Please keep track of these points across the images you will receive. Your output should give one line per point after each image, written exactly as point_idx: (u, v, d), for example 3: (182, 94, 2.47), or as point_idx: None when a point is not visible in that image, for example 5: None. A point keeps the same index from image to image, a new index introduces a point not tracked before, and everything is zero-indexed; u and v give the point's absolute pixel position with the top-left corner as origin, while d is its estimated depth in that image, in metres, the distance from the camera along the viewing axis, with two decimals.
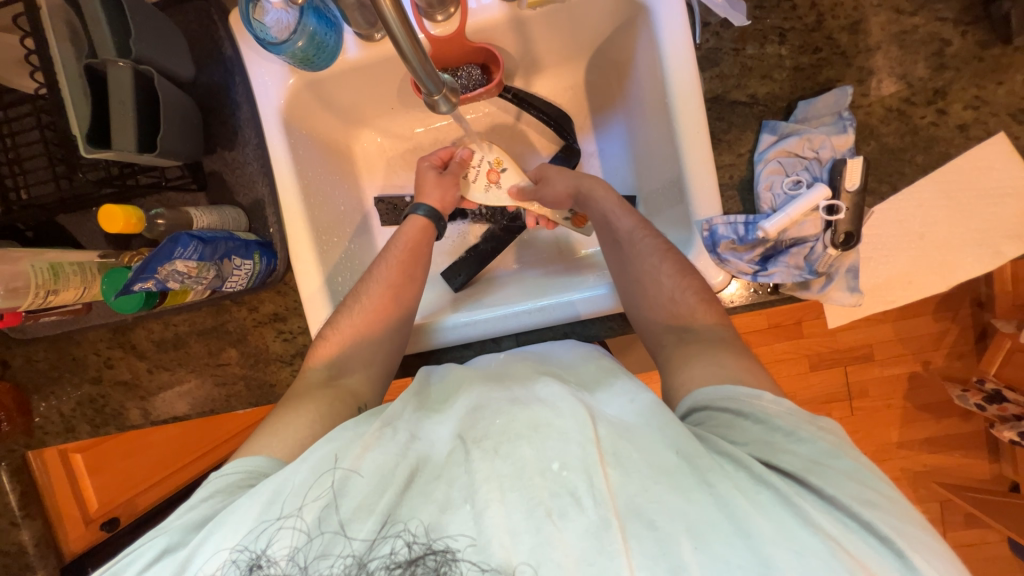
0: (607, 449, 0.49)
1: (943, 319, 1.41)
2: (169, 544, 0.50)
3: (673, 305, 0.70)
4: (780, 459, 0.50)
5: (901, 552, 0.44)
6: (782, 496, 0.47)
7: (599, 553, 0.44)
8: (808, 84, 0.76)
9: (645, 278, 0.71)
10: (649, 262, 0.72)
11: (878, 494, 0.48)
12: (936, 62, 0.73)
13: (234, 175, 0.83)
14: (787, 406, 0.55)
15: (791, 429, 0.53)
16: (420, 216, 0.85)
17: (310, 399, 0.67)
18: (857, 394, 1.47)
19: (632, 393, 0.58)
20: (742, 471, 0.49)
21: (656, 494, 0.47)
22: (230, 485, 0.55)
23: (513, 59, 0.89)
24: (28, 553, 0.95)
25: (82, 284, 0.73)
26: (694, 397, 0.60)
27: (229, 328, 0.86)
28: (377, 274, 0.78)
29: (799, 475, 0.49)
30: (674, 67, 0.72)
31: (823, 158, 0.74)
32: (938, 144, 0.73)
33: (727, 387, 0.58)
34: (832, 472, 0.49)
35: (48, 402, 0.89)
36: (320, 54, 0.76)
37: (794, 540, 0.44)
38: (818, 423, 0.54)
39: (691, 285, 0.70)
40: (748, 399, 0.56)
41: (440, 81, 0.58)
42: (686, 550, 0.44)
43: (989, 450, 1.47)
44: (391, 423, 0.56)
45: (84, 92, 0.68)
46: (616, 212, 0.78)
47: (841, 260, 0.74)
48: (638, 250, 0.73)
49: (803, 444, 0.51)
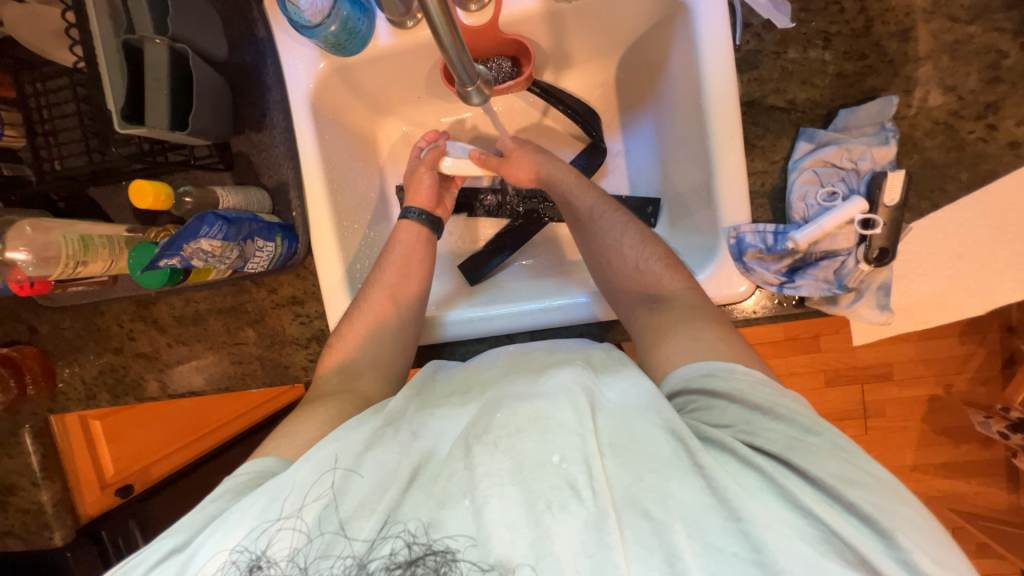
0: (604, 440, 0.49)
1: (970, 342, 1.36)
2: (176, 544, 0.51)
3: (639, 273, 0.71)
4: (763, 440, 0.49)
5: (885, 531, 0.43)
6: (768, 478, 0.46)
7: (597, 544, 0.44)
8: (851, 91, 0.73)
9: (608, 251, 0.74)
10: (610, 237, 0.74)
11: (863, 472, 0.47)
12: (990, 75, 0.69)
13: (261, 156, 0.83)
14: (760, 377, 0.55)
15: (768, 406, 0.52)
16: (411, 219, 0.84)
17: (322, 402, 0.67)
18: (874, 413, 1.44)
19: (636, 377, 0.58)
20: (727, 455, 0.49)
21: (652, 484, 0.47)
22: (238, 485, 0.56)
23: (544, 53, 0.88)
24: (46, 512, 0.98)
25: (109, 256, 0.74)
26: (671, 380, 0.59)
27: (248, 308, 0.87)
28: (375, 278, 0.78)
29: (780, 454, 0.48)
30: (711, 68, 0.70)
31: (863, 169, 0.71)
32: (985, 162, 0.70)
33: (700, 365, 0.57)
34: (813, 450, 0.48)
35: (72, 369, 0.92)
36: (352, 39, 0.76)
37: (783, 522, 0.44)
38: (790, 396, 0.54)
39: (655, 252, 0.72)
40: (722, 374, 0.55)
41: (474, 72, 0.57)
42: (681, 537, 0.44)
43: (1009, 480, 1.43)
44: (393, 423, 0.57)
45: (121, 67, 0.69)
46: (602, 211, 0.77)
47: (873, 276, 0.72)
48: (601, 224, 0.76)
49: (781, 422, 0.50)
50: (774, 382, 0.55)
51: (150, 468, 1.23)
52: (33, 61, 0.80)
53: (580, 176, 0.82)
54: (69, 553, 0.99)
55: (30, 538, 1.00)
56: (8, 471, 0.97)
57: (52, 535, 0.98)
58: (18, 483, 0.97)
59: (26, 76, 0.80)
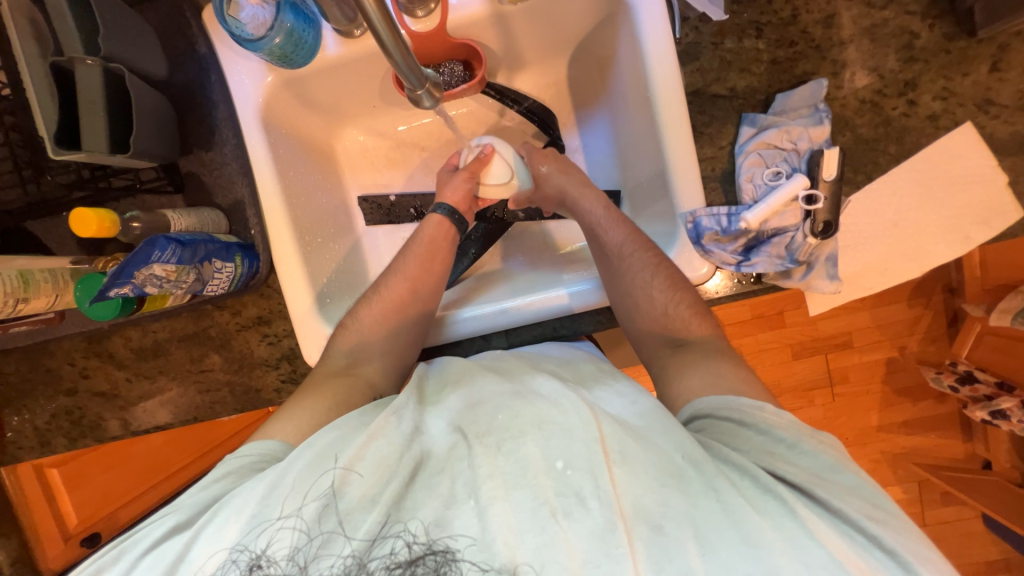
0: (614, 448, 0.49)
1: (916, 305, 1.46)
2: (179, 522, 0.52)
3: (667, 318, 0.71)
4: (784, 469, 0.51)
5: (905, 564, 0.46)
6: (787, 506, 0.48)
7: (604, 556, 0.44)
8: (786, 77, 0.77)
9: (636, 292, 0.71)
10: (639, 278, 0.71)
11: (885, 510, 0.49)
12: (906, 55, 0.75)
13: (212, 175, 0.81)
14: (788, 417, 0.56)
15: (793, 441, 0.54)
16: (438, 214, 0.84)
17: (294, 409, 0.64)
18: (838, 380, 1.52)
19: (633, 395, 0.59)
20: (747, 480, 0.50)
21: (663, 499, 0.47)
22: (241, 467, 0.57)
23: (495, 55, 0.89)
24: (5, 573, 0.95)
25: (54, 291, 0.70)
26: (696, 405, 0.60)
27: (212, 333, 0.84)
28: (396, 268, 0.79)
29: (803, 486, 0.50)
30: (655, 62, 0.72)
31: (801, 149, 0.76)
32: (909, 135, 0.76)
33: (730, 397, 0.58)
34: (836, 487, 0.50)
35: (22, 416, 0.86)
36: (298, 51, 0.75)
37: (800, 550, 0.45)
38: (819, 435, 0.55)
39: (684, 298, 0.71)
40: (753, 411, 0.56)
41: (423, 76, 0.57)
42: (693, 559, 0.44)
43: (963, 430, 1.53)
44: (397, 411, 0.56)
45: (50, 90, 0.65)
46: (632, 248, 0.74)
47: (821, 249, 0.77)
48: (628, 264, 0.73)
49: (805, 457, 0.52)
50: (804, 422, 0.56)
51: (117, 515, 1.15)
52: None
53: (608, 209, 0.81)
54: None
55: None
56: None
57: None
58: None
59: None
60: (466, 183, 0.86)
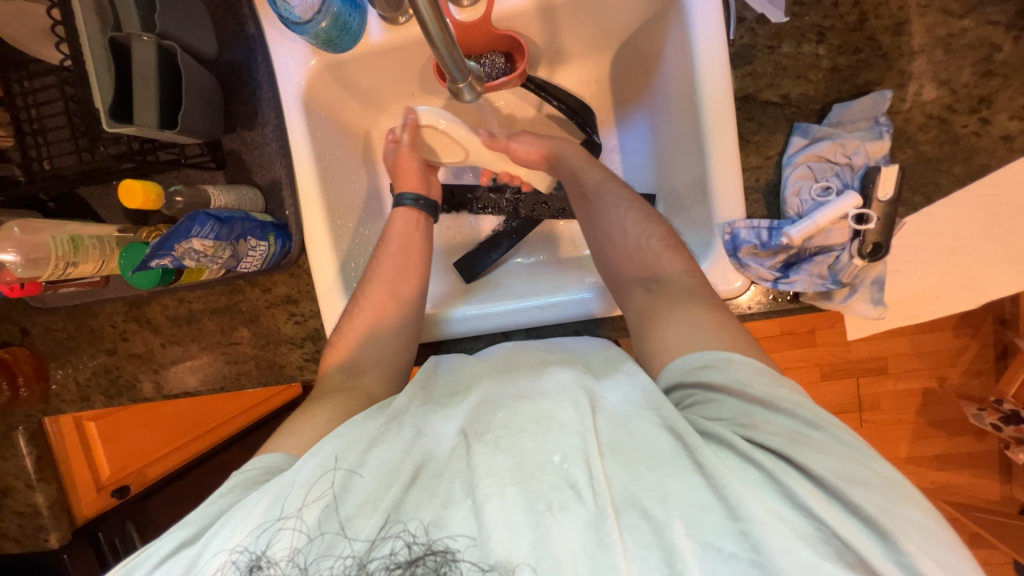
0: (605, 440, 0.50)
1: (963, 335, 1.37)
2: (187, 536, 0.51)
3: (639, 253, 0.74)
4: (762, 435, 0.49)
5: (886, 533, 0.43)
6: (769, 475, 0.46)
7: (597, 546, 0.44)
8: (846, 86, 0.73)
9: (610, 228, 0.77)
10: (614, 214, 0.77)
11: (870, 470, 0.46)
12: (983, 69, 0.70)
13: (253, 154, 0.83)
14: (756, 367, 0.55)
15: (767, 399, 0.52)
16: (405, 205, 0.84)
17: (327, 400, 0.67)
18: (869, 406, 1.44)
19: (634, 376, 0.59)
20: (726, 451, 0.49)
21: (650, 482, 0.47)
22: (246, 479, 0.56)
23: (538, 48, 0.87)
24: (42, 514, 0.96)
25: (100, 257, 0.73)
26: (667, 374, 0.59)
27: (242, 308, 0.87)
28: (372, 270, 0.79)
29: (783, 451, 0.47)
30: (705, 63, 0.69)
31: (857, 164, 0.72)
32: (978, 156, 0.70)
33: (700, 355, 0.57)
34: (815, 445, 0.48)
35: (65, 370, 0.91)
36: (343, 35, 0.75)
37: (784, 523, 0.44)
38: (787, 385, 0.54)
39: (656, 232, 0.75)
40: (722, 365, 0.55)
41: (466, 69, 0.57)
42: (679, 536, 0.44)
43: (1002, 471, 1.44)
44: (397, 418, 0.57)
45: (107, 65, 0.68)
46: (609, 188, 0.79)
47: (867, 272, 0.72)
48: (606, 202, 0.78)
49: (781, 416, 0.50)
50: (771, 372, 0.55)
51: (146, 470, 1.21)
52: (18, 58, 0.79)
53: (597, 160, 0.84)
54: (66, 556, 0.99)
55: (26, 541, 0.98)
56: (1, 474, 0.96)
57: (48, 538, 0.97)
58: (13, 484, 0.96)
59: (12, 75, 0.79)
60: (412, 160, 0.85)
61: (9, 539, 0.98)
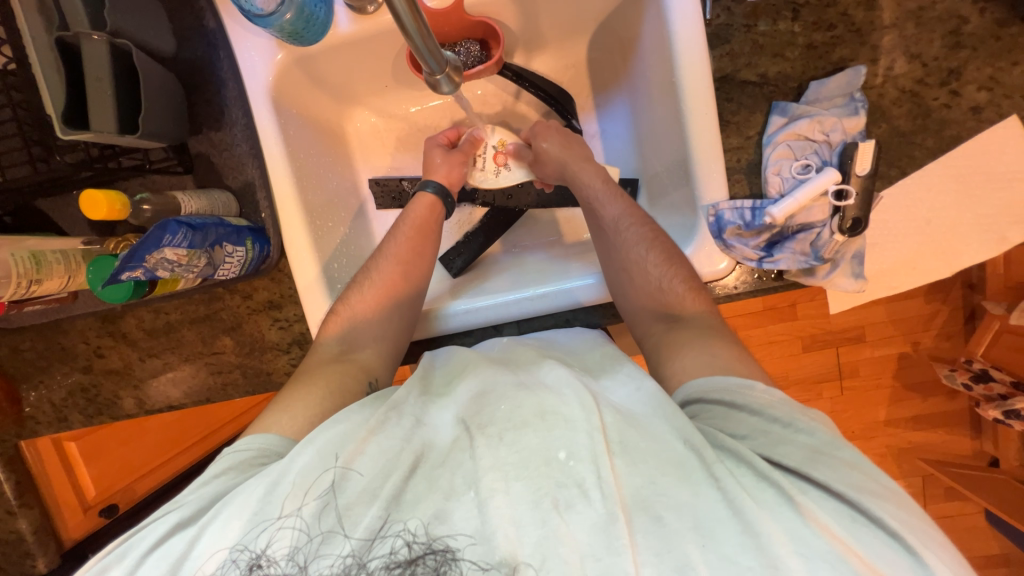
0: (615, 438, 0.49)
1: (934, 300, 1.42)
2: (183, 518, 0.51)
3: (660, 293, 0.70)
4: (782, 455, 0.50)
5: (912, 548, 0.45)
6: (785, 495, 0.47)
7: (606, 548, 0.44)
8: (821, 63, 0.73)
9: (631, 265, 0.72)
10: (634, 251, 0.72)
11: (882, 486, 0.49)
12: (952, 41, 0.71)
13: (222, 156, 0.79)
14: (778, 396, 0.56)
15: (789, 420, 0.54)
16: (428, 193, 0.83)
17: (322, 373, 0.67)
18: (848, 373, 1.49)
19: (638, 380, 0.59)
20: (744, 467, 0.50)
21: (664, 488, 0.47)
22: (240, 462, 0.56)
23: (513, 33, 0.86)
24: (27, 541, 0.93)
25: (66, 272, 0.70)
26: (688, 388, 0.60)
27: (223, 316, 0.84)
28: (386, 250, 0.78)
29: (800, 469, 0.49)
30: (682, 44, 0.69)
31: (834, 141, 0.73)
32: (949, 127, 0.72)
33: (721, 378, 0.58)
34: (834, 463, 0.50)
35: (39, 391, 0.87)
36: (310, 27, 0.72)
37: (801, 543, 0.44)
38: (811, 414, 0.55)
39: (678, 274, 0.70)
40: (742, 391, 0.57)
41: (443, 59, 0.54)
42: (693, 550, 0.44)
43: (972, 427, 1.51)
44: (396, 407, 0.56)
45: (55, 65, 0.63)
46: (627, 223, 0.75)
47: (848, 246, 0.73)
48: (623, 238, 0.74)
49: (802, 434, 0.52)
50: (793, 401, 0.57)
51: (135, 486, 1.19)
52: None
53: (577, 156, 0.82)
54: None
55: (13, 568, 0.95)
56: None
57: (36, 563, 0.95)
58: None
59: None
60: (461, 164, 0.87)
61: None
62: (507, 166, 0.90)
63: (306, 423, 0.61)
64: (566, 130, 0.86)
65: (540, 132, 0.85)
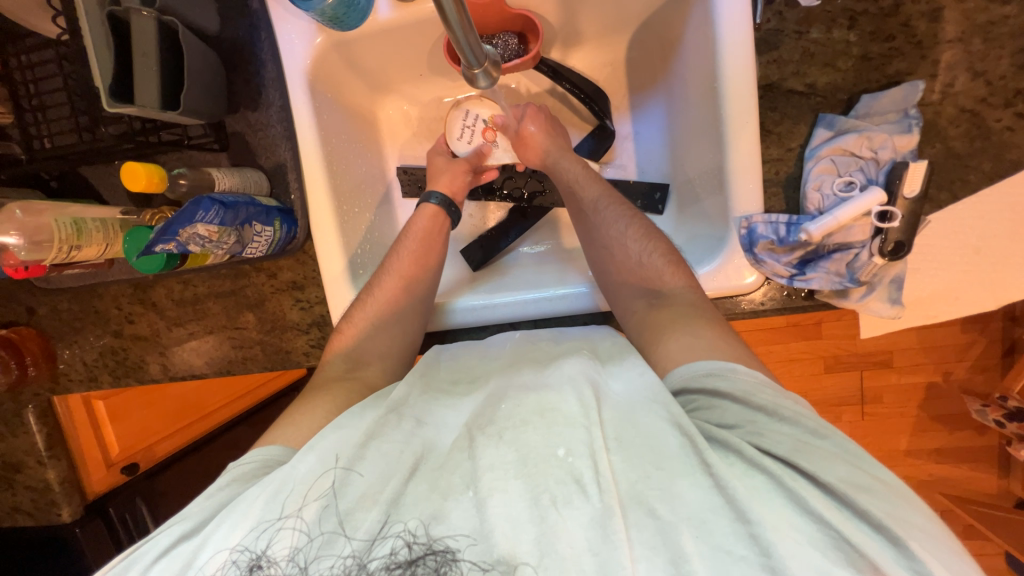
0: (610, 435, 0.50)
1: (971, 331, 1.36)
2: (186, 530, 0.52)
3: (642, 268, 0.70)
4: (772, 444, 0.48)
5: (898, 540, 0.43)
6: (776, 480, 0.46)
7: (602, 541, 0.44)
8: (875, 75, 0.70)
9: (612, 243, 0.73)
10: (614, 228, 0.73)
11: (874, 479, 0.47)
12: (1023, 60, 0.67)
13: (257, 136, 0.80)
14: (761, 379, 0.55)
15: (773, 407, 0.52)
16: (432, 204, 0.83)
17: (326, 389, 0.67)
18: (871, 399, 1.44)
19: (642, 367, 0.58)
20: (733, 457, 0.48)
21: (658, 481, 0.47)
22: (245, 474, 0.57)
23: (552, 28, 0.84)
24: (53, 491, 1.00)
25: (104, 241, 0.72)
26: (672, 377, 0.59)
27: (247, 293, 0.86)
28: (388, 266, 0.77)
29: (789, 458, 0.47)
30: (728, 49, 0.66)
31: (883, 159, 0.69)
32: (1010, 152, 0.68)
33: (703, 363, 0.57)
34: (822, 455, 0.48)
35: (72, 350, 0.91)
36: (350, 13, 0.71)
37: (794, 529, 0.44)
38: (793, 399, 0.54)
39: (658, 248, 0.71)
40: (725, 375, 0.55)
41: (482, 53, 0.53)
42: (686, 538, 0.44)
43: (1000, 466, 1.44)
44: (396, 410, 0.56)
45: (106, 39, 0.65)
46: (607, 204, 0.76)
47: (887, 270, 0.70)
48: (603, 216, 0.75)
49: (786, 424, 0.50)
50: (774, 384, 0.56)
51: (155, 447, 1.21)
52: (14, 31, 0.76)
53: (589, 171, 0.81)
54: (78, 529, 1.02)
55: (39, 514, 1.02)
56: (13, 451, 0.98)
57: (61, 512, 1.01)
58: (25, 461, 0.99)
59: (10, 49, 0.76)
60: (463, 171, 0.86)
61: (23, 512, 1.02)
62: (495, 143, 0.89)
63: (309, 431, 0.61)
64: (553, 117, 0.86)
65: (529, 117, 0.83)
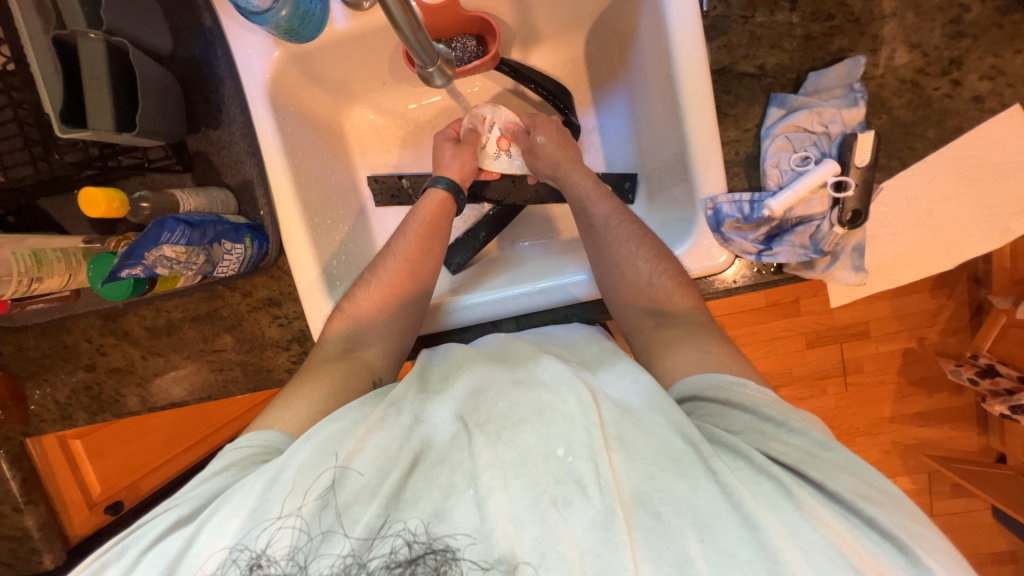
0: (612, 433, 0.49)
1: (939, 296, 1.41)
2: (183, 515, 0.52)
3: (652, 290, 0.69)
4: (778, 451, 0.50)
5: (905, 547, 0.45)
6: (784, 488, 0.47)
7: (604, 544, 0.44)
8: (820, 54, 0.73)
9: (621, 261, 0.71)
10: (625, 246, 0.72)
11: (876, 489, 0.49)
12: (954, 30, 0.70)
13: (220, 155, 0.79)
14: (770, 395, 0.56)
15: (782, 419, 0.53)
16: (440, 189, 0.82)
17: (326, 370, 0.67)
18: (852, 369, 1.48)
19: (635, 373, 0.59)
20: (741, 461, 0.50)
21: (661, 483, 0.47)
22: (242, 459, 0.57)
23: (509, 29, 0.86)
24: (33, 537, 0.96)
25: (67, 271, 0.70)
26: (682, 385, 0.60)
27: (223, 314, 0.84)
28: (393, 248, 0.77)
29: (797, 467, 0.49)
30: (679, 36, 0.68)
31: (833, 133, 0.72)
32: (950, 118, 0.71)
33: (713, 375, 0.58)
34: (825, 465, 0.50)
35: (43, 390, 0.88)
36: (305, 24, 0.72)
37: (799, 536, 0.44)
38: (801, 415, 0.56)
39: (667, 269, 0.70)
40: (735, 388, 0.56)
41: (434, 52, 0.55)
42: (692, 544, 0.44)
43: (978, 423, 1.50)
44: (395, 404, 0.57)
45: (53, 65, 0.64)
46: (618, 222, 0.75)
47: (847, 239, 0.73)
48: (613, 234, 0.74)
49: (794, 435, 0.52)
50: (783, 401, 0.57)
51: (139, 484, 1.18)
52: None
53: (597, 184, 0.80)
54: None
55: (19, 563, 0.98)
56: None
57: (42, 559, 0.98)
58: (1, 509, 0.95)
59: None
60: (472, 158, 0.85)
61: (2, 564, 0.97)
62: (507, 152, 0.89)
63: (310, 418, 0.61)
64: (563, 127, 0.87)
65: (540, 126, 0.85)
